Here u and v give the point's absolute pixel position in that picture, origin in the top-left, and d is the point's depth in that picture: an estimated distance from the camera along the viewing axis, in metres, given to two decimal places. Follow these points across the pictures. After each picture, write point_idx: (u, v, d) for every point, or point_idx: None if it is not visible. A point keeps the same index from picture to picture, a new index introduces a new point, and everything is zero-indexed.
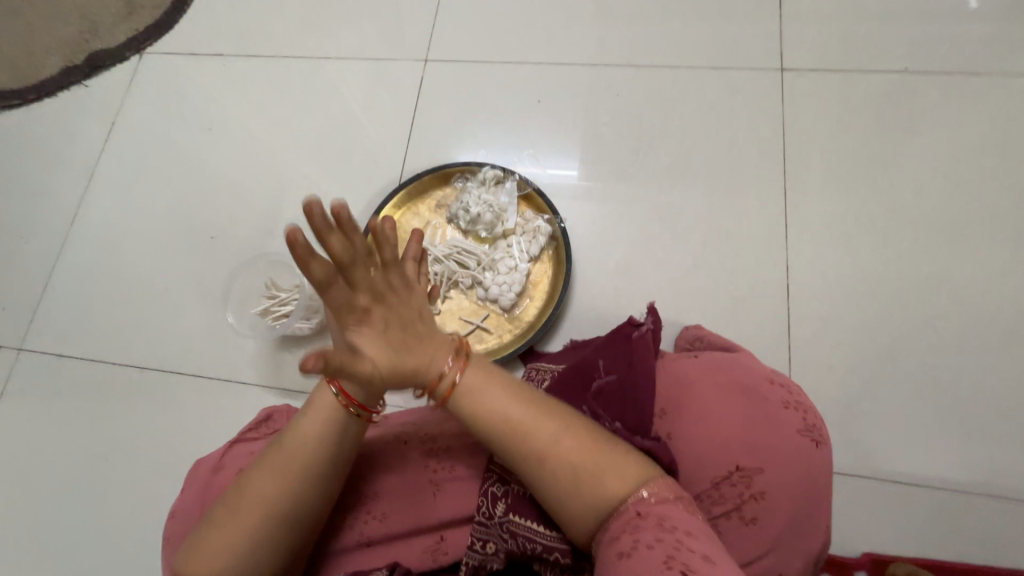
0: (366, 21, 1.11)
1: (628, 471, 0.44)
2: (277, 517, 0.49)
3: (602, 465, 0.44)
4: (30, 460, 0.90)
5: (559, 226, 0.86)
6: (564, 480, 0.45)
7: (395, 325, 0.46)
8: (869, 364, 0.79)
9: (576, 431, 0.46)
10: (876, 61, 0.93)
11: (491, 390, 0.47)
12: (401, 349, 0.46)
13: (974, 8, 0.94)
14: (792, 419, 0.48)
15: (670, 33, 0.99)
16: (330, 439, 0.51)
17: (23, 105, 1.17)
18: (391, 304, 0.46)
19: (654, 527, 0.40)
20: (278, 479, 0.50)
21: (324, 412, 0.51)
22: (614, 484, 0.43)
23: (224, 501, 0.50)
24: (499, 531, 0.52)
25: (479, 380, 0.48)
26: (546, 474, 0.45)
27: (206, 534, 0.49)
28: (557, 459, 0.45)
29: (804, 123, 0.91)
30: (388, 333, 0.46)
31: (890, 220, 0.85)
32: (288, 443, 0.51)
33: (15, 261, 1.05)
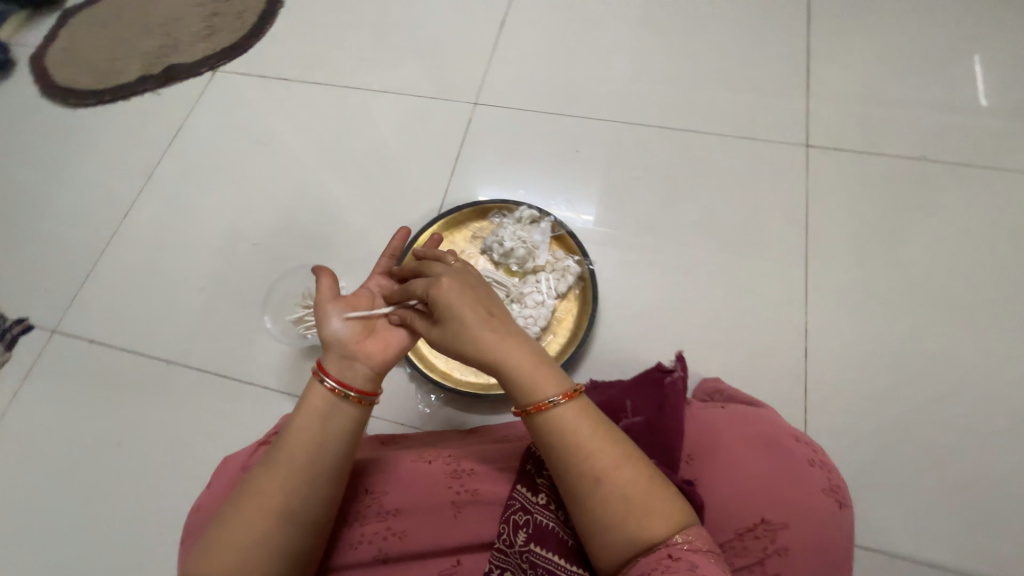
0: (422, 62, 1.21)
1: (672, 513, 0.45)
2: (281, 513, 0.50)
3: (650, 501, 0.46)
4: (45, 442, 0.92)
5: (588, 268, 0.90)
6: (610, 503, 0.46)
7: (474, 298, 0.55)
8: (883, 436, 0.80)
9: (637, 460, 0.48)
10: (895, 147, 1.00)
11: (573, 414, 0.49)
12: (475, 311, 0.54)
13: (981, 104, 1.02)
14: (817, 477, 0.50)
15: (703, 102, 1.07)
16: (327, 426, 0.54)
17: (98, 105, 1.26)
18: (470, 281, 0.57)
19: (687, 571, 0.41)
20: (280, 474, 0.51)
21: (325, 400, 0.55)
22: (658, 522, 0.45)
23: (230, 499, 0.52)
24: (518, 560, 0.51)
25: (571, 405, 0.49)
26: (594, 490, 0.47)
27: (211, 529, 0.50)
28: (609, 481, 0.47)
29: (826, 196, 0.96)
30: (468, 298, 0.55)
31: (906, 296, 0.88)
32: (288, 441, 0.53)
33: (64, 246, 1.10)
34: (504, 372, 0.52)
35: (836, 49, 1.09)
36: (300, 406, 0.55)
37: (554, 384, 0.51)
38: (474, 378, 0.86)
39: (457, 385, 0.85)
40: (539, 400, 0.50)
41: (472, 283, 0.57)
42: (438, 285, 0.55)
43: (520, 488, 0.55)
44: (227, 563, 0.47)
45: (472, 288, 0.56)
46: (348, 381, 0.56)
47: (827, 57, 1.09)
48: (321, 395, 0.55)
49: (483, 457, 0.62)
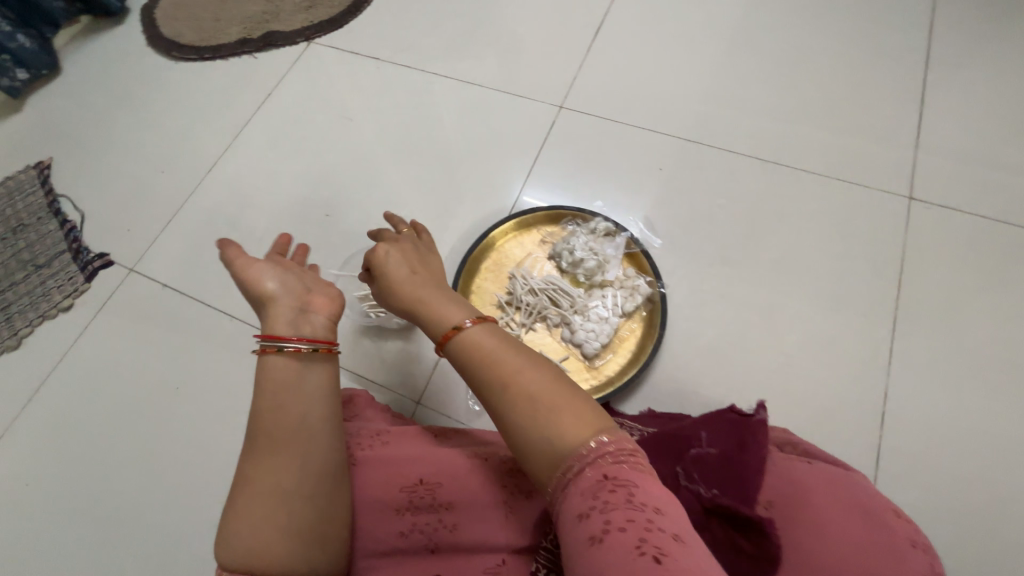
0: (513, 59, 1.20)
1: (586, 415, 0.43)
2: (288, 494, 0.50)
3: (559, 403, 0.44)
4: (111, 375, 0.96)
5: (659, 291, 0.87)
6: (524, 410, 0.45)
7: (410, 260, 0.61)
8: (958, 521, 0.74)
9: (546, 368, 0.48)
10: (1008, 214, 0.92)
11: (481, 332, 0.51)
12: (410, 271, 0.59)
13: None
14: (921, 562, 0.43)
15: (801, 138, 1.02)
16: (313, 396, 0.54)
17: (199, 61, 1.31)
18: (406, 248, 0.62)
19: (623, 506, 0.37)
20: (278, 457, 0.51)
21: (289, 364, 0.55)
22: (572, 426, 0.43)
23: (231, 494, 0.51)
24: (561, 563, 0.51)
25: (480, 324, 0.51)
26: (508, 400, 0.46)
27: (225, 522, 0.49)
28: (518, 387, 0.46)
29: (925, 255, 0.90)
30: (405, 259, 0.61)
31: (1004, 377, 0.81)
32: (272, 424, 0.52)
33: (150, 191, 1.15)
34: (426, 312, 0.55)
35: (955, 100, 1.03)
36: (259, 384, 0.54)
37: (466, 313, 0.53)
38: None
39: None
40: (449, 329, 0.52)
41: (410, 249, 0.63)
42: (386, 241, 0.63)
43: None
44: (249, 551, 0.47)
45: (414, 248, 0.63)
46: (306, 336, 0.57)
47: (944, 108, 1.02)
48: (279, 360, 0.55)
49: None
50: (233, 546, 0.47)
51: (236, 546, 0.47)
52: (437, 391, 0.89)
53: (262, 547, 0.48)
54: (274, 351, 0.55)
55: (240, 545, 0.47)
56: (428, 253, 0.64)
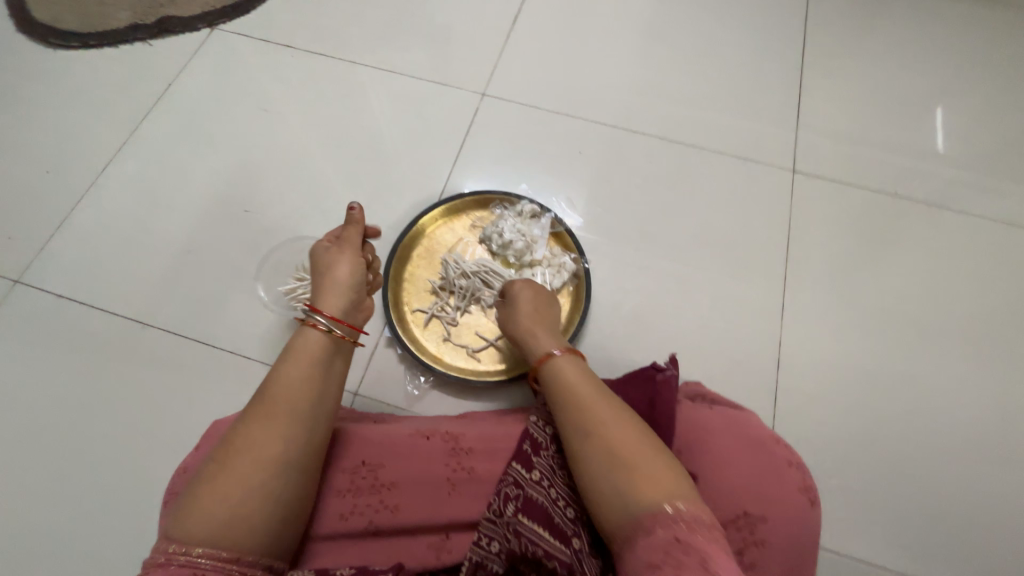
0: (434, 48, 1.20)
1: (664, 482, 0.46)
2: (279, 463, 0.50)
3: (642, 464, 0.48)
4: (2, 399, 0.86)
5: (583, 267, 0.93)
6: (602, 452, 0.49)
7: (536, 318, 0.71)
8: (841, 445, 0.86)
9: (638, 424, 0.52)
10: (871, 181, 1.08)
11: (570, 371, 0.57)
12: (541, 332, 0.68)
13: (942, 151, 1.11)
14: (794, 476, 0.55)
15: (703, 120, 1.12)
16: (324, 375, 0.56)
17: (82, 48, 1.19)
18: (537, 308, 0.72)
19: (697, 571, 0.39)
20: (278, 425, 0.51)
21: (316, 342, 0.57)
22: (652, 489, 0.46)
23: (217, 457, 0.49)
24: (504, 529, 0.54)
25: (571, 366, 0.58)
26: (595, 452, 0.50)
27: (205, 487, 0.47)
28: (605, 434, 0.50)
29: (808, 220, 1.03)
30: (537, 320, 0.70)
31: (872, 320, 0.95)
32: (278, 392, 0.53)
33: (34, 194, 1.03)
34: (548, 366, 0.60)
35: (828, 84, 1.17)
36: (281, 358, 0.55)
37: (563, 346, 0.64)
38: (463, 363, 0.88)
39: (447, 368, 0.86)
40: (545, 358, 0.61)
41: (540, 310, 0.72)
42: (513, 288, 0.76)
43: (514, 466, 0.58)
44: (222, 515, 0.46)
45: (538, 298, 0.75)
46: (342, 320, 0.61)
47: (819, 91, 1.16)
48: (318, 336, 0.57)
49: (480, 437, 0.63)
50: (209, 511, 0.46)
51: (215, 511, 0.46)
52: (377, 380, 0.90)
53: (246, 513, 0.47)
54: (314, 324, 0.58)
55: (220, 510, 0.46)
56: (549, 304, 0.75)
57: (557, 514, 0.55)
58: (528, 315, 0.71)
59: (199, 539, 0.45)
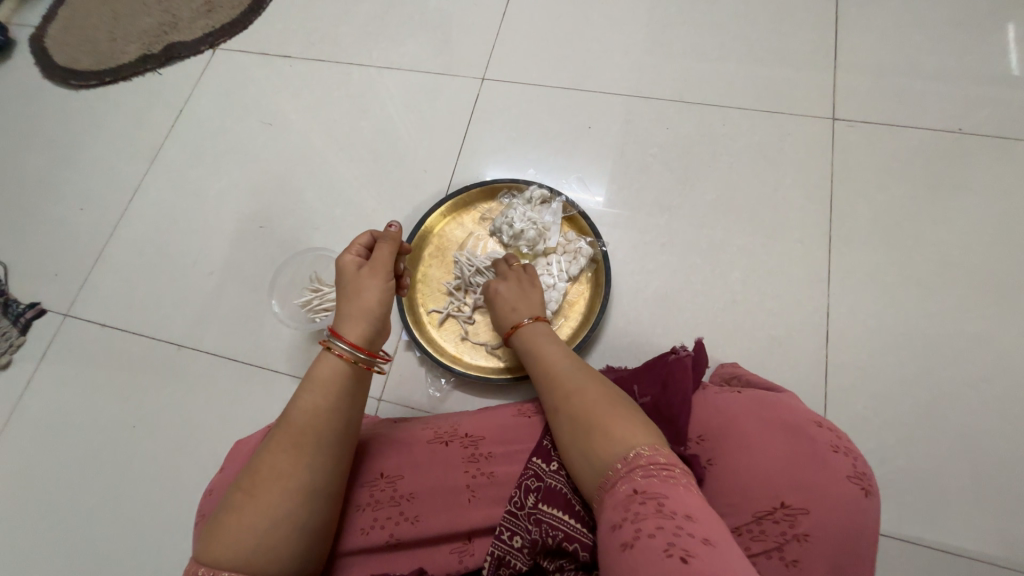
0: (429, 37, 1.16)
1: (624, 435, 0.48)
2: (303, 492, 0.48)
3: (601, 422, 0.50)
4: (61, 425, 0.93)
5: (601, 250, 0.87)
6: (571, 420, 0.53)
7: (514, 297, 0.77)
8: (907, 421, 0.77)
9: (604, 388, 0.55)
10: (929, 120, 0.94)
11: (545, 350, 0.65)
12: (519, 312, 0.74)
13: (1013, 74, 0.95)
14: (841, 464, 0.50)
15: (723, 75, 1.02)
16: (345, 401, 0.54)
17: (99, 86, 1.24)
18: (515, 287, 0.78)
19: (654, 515, 0.41)
20: (300, 453, 0.49)
21: (338, 367, 0.55)
22: (611, 444, 0.48)
23: (241, 485, 0.48)
24: (527, 522, 0.54)
25: (546, 342, 0.66)
26: (561, 419, 0.55)
27: (228, 515, 0.46)
28: (573, 403, 0.55)
29: (853, 174, 0.92)
30: (514, 299, 0.76)
31: (936, 278, 0.84)
32: (299, 419, 0.51)
33: (72, 232, 1.10)
34: (529, 349, 0.67)
35: (867, 14, 1.03)
36: (302, 384, 0.54)
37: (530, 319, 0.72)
38: (484, 361, 0.86)
39: (467, 368, 0.84)
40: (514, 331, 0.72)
41: (518, 288, 0.78)
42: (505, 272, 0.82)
43: (534, 461, 0.57)
44: (248, 544, 0.45)
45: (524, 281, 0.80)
46: (361, 345, 0.57)
47: (858, 24, 1.02)
48: (332, 363, 0.54)
49: (500, 437, 0.62)
50: (231, 541, 0.45)
51: (238, 541, 0.45)
52: (400, 383, 0.89)
53: (270, 542, 0.46)
54: (331, 350, 0.55)
55: (243, 539, 0.45)
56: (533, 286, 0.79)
57: (581, 505, 0.53)
58: (507, 296, 0.77)
59: (227, 571, 0.44)
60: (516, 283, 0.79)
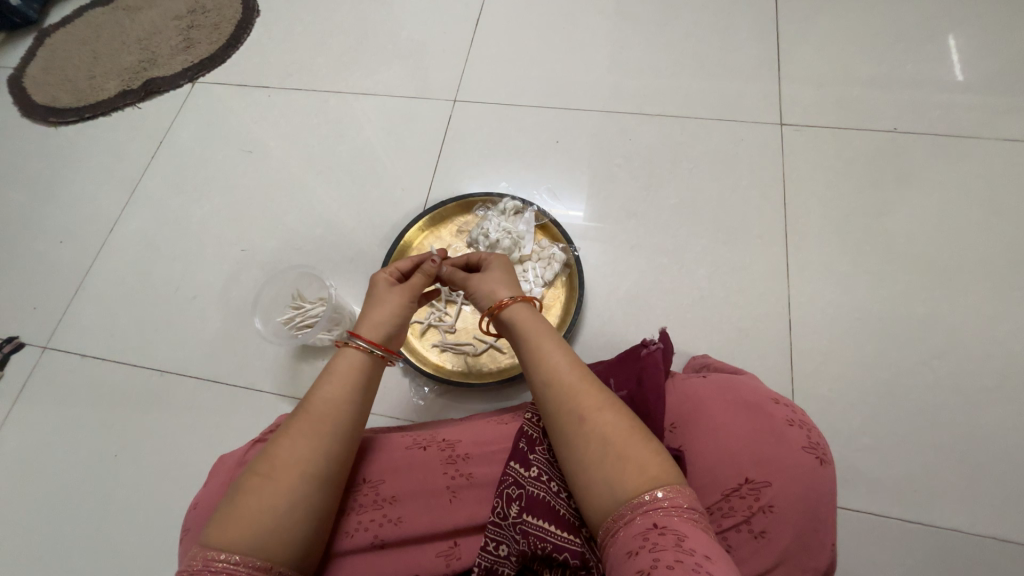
0: (402, 65, 1.22)
1: (650, 467, 0.44)
2: (317, 476, 0.50)
3: (628, 450, 0.46)
4: (41, 460, 0.91)
5: (573, 255, 0.91)
6: (593, 442, 0.47)
7: (497, 274, 0.65)
8: (870, 401, 0.81)
9: (625, 410, 0.50)
10: (868, 122, 1.02)
11: (551, 342, 0.55)
12: (504, 287, 0.63)
13: (960, 80, 1.03)
14: (796, 436, 0.54)
15: (679, 88, 1.09)
16: (359, 391, 0.57)
17: (80, 121, 1.26)
18: (494, 265, 0.67)
19: (673, 548, 0.39)
20: (317, 439, 0.52)
21: (356, 360, 0.58)
22: (634, 474, 0.44)
23: (258, 469, 0.50)
24: (512, 532, 0.54)
25: (545, 333, 0.56)
26: (580, 433, 0.48)
27: (243, 498, 0.47)
28: (595, 422, 0.48)
29: (803, 173, 0.98)
30: (498, 273, 0.65)
31: (886, 266, 0.90)
32: (319, 407, 0.54)
33: (52, 265, 1.10)
34: (522, 335, 0.57)
35: (806, 30, 1.12)
36: (323, 375, 0.57)
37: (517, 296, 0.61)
38: (466, 368, 0.88)
39: (450, 376, 0.87)
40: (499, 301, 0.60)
41: (499, 265, 0.67)
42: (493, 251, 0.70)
43: (512, 465, 0.58)
44: (263, 529, 0.46)
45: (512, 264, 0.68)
46: (380, 342, 0.61)
47: (799, 39, 1.11)
48: (357, 356, 0.58)
49: (477, 441, 0.64)
50: (246, 525, 0.46)
51: (252, 525, 0.46)
52: (385, 395, 0.91)
53: (285, 527, 0.47)
54: (354, 345, 0.59)
55: (258, 524, 0.46)
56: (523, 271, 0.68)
57: (562, 506, 0.55)
58: (490, 272, 0.66)
59: (238, 556, 0.45)
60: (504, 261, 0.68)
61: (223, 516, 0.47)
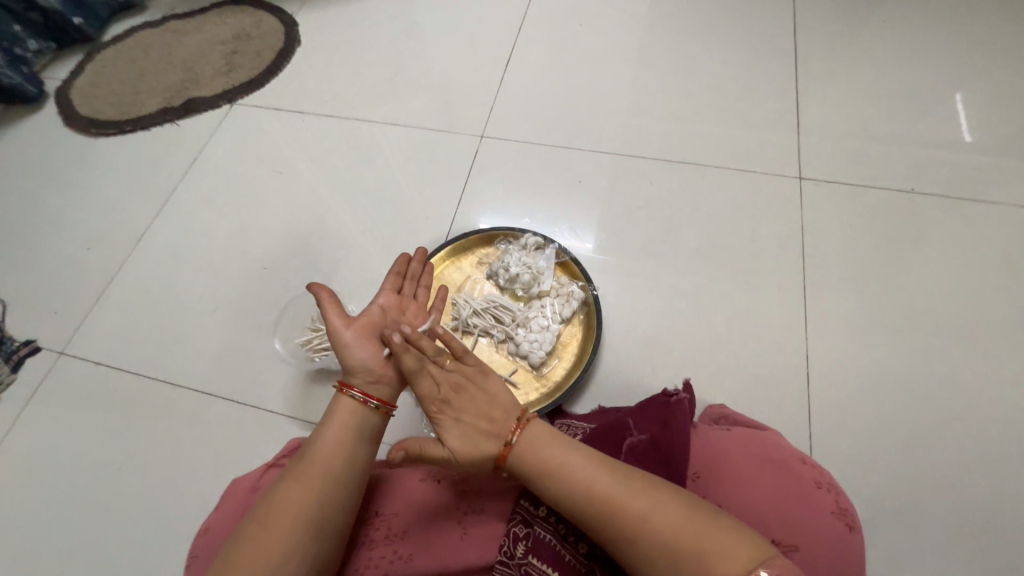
0: (432, 98, 1.27)
1: (737, 552, 0.43)
2: (312, 525, 0.51)
3: (707, 546, 0.44)
4: (42, 468, 0.90)
5: (592, 293, 0.92)
6: (658, 552, 0.46)
7: (469, 407, 0.55)
8: (891, 463, 0.80)
9: (678, 503, 0.48)
10: (886, 180, 1.04)
11: (574, 460, 0.51)
12: (483, 439, 0.54)
13: (968, 141, 1.06)
14: (825, 500, 0.53)
15: (700, 136, 1.12)
16: (359, 439, 0.57)
17: (119, 134, 1.31)
18: (463, 391, 0.56)
19: None
20: (312, 486, 0.52)
21: (355, 414, 0.57)
22: (725, 565, 0.42)
23: (257, 514, 0.52)
24: (517, 572, 0.53)
25: (565, 453, 0.52)
26: (640, 548, 0.46)
27: (241, 545, 0.49)
28: (651, 532, 0.46)
29: (821, 227, 1.00)
30: (474, 420, 0.55)
31: (905, 325, 0.90)
32: (317, 452, 0.55)
33: (78, 270, 1.12)
34: (539, 466, 0.52)
35: (825, 88, 1.16)
36: (323, 424, 0.57)
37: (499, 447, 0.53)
38: None
39: None
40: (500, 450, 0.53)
41: (473, 387, 0.56)
42: (467, 372, 0.57)
43: (523, 501, 0.57)
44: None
45: (487, 393, 0.56)
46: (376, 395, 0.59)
47: (817, 96, 1.15)
48: (351, 404, 0.57)
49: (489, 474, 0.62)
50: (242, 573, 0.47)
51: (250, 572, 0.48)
52: None
53: (279, 575, 0.48)
54: (348, 392, 0.58)
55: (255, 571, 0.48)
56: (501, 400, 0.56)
57: (571, 554, 0.53)
58: (465, 414, 0.55)
59: None
60: (481, 394, 0.56)
61: (223, 562, 0.49)
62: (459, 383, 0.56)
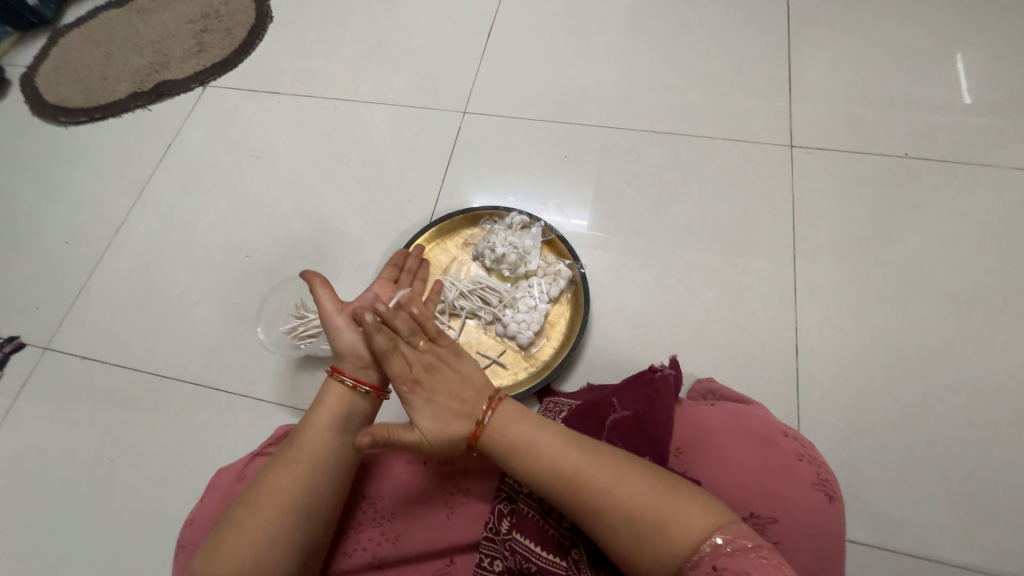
0: (413, 74, 1.22)
1: (696, 520, 0.44)
2: (300, 510, 0.51)
3: (670, 515, 0.45)
4: (35, 463, 0.91)
5: (580, 271, 0.90)
6: (624, 522, 0.46)
7: (442, 388, 0.54)
8: (878, 432, 0.80)
9: (644, 473, 0.48)
10: (880, 146, 1.01)
11: (546, 434, 0.51)
12: (456, 419, 0.53)
13: (967, 102, 1.03)
14: (806, 472, 0.53)
15: (690, 106, 1.09)
16: (346, 425, 0.57)
17: (90, 122, 1.27)
18: (436, 371, 0.55)
19: None
20: (300, 470, 0.53)
21: (341, 398, 0.57)
22: (683, 534, 0.44)
23: (244, 500, 0.51)
24: (503, 547, 0.52)
25: (539, 427, 0.52)
26: (605, 517, 0.47)
27: (226, 531, 0.49)
28: (618, 501, 0.47)
29: (812, 197, 0.98)
30: (449, 400, 0.54)
31: (896, 294, 0.89)
32: (306, 438, 0.55)
33: (56, 265, 1.10)
34: (513, 442, 0.52)
35: (819, 51, 1.12)
36: (310, 411, 0.58)
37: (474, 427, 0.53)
38: None
39: None
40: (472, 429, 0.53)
41: (447, 368, 0.56)
42: (443, 354, 0.56)
43: (507, 478, 0.57)
44: (245, 561, 0.47)
45: (463, 374, 0.56)
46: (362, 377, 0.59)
47: (811, 60, 1.11)
48: (341, 390, 0.58)
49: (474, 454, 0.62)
50: (229, 559, 0.47)
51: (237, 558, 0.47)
52: None
53: (267, 559, 0.48)
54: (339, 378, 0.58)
55: (241, 556, 0.47)
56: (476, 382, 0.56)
57: (553, 527, 0.53)
58: (439, 394, 0.54)
59: None
60: (455, 376, 0.55)
61: (209, 548, 0.49)
62: (434, 364, 0.56)
